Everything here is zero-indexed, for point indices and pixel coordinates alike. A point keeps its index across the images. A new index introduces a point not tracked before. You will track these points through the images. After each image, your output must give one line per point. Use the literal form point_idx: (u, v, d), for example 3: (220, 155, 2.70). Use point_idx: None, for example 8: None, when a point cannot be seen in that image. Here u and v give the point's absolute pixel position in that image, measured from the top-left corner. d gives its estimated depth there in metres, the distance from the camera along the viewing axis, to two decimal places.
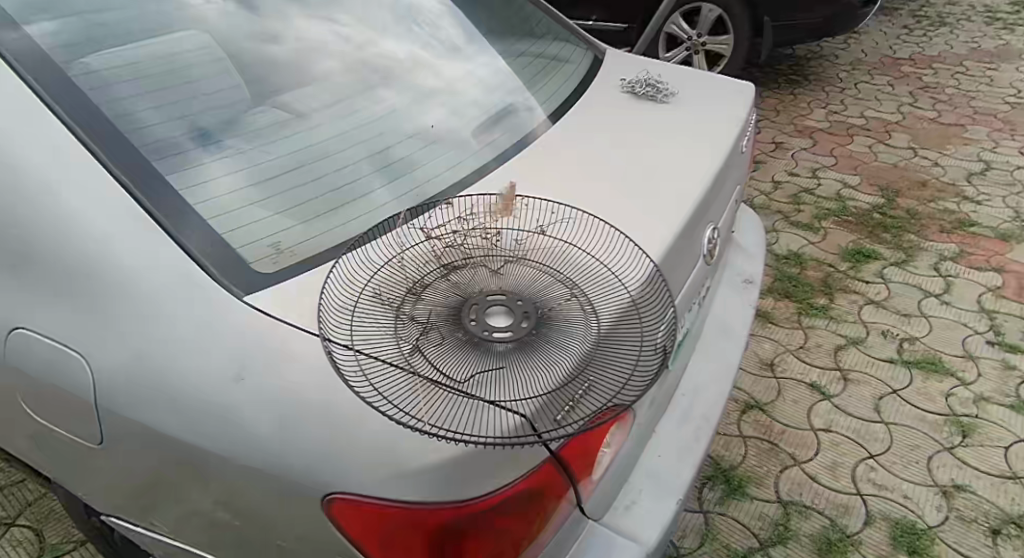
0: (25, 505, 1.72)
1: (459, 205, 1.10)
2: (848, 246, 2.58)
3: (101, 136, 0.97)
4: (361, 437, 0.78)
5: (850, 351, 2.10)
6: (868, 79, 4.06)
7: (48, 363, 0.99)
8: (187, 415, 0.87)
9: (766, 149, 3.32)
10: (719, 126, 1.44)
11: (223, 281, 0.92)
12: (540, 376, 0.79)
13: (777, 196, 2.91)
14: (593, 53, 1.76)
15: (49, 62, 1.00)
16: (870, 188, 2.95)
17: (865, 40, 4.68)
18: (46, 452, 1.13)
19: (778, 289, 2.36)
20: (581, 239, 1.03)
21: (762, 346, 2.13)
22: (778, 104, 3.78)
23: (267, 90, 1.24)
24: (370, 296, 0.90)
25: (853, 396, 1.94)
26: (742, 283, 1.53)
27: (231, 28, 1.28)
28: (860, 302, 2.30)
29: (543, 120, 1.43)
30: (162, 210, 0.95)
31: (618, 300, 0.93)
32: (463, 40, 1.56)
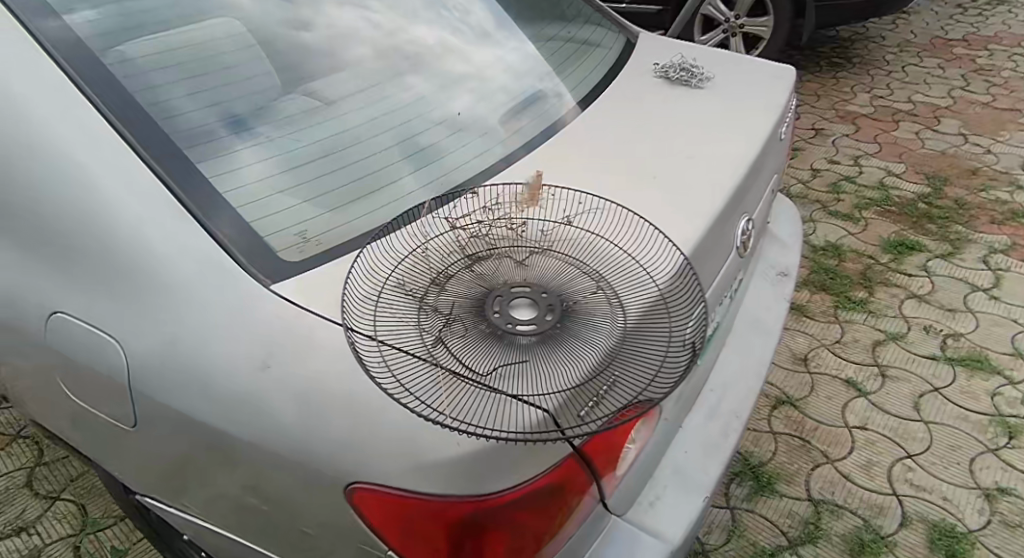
0: (69, 480, 1.79)
1: (484, 195, 1.09)
2: (890, 237, 2.48)
3: (134, 124, 0.98)
4: (384, 428, 0.78)
5: (890, 347, 2.03)
6: (917, 62, 3.88)
7: (84, 347, 1.01)
8: (215, 401, 0.89)
9: (806, 135, 3.21)
10: (756, 112, 1.39)
11: (251, 270, 0.93)
12: (564, 370, 0.78)
13: (816, 185, 2.82)
14: (626, 37, 1.71)
15: (85, 50, 1.02)
16: (915, 176, 2.83)
17: (915, 20, 4.47)
18: (84, 432, 1.17)
19: (815, 282, 2.29)
20: (608, 230, 1.01)
21: (796, 340, 2.07)
22: (819, 89, 3.64)
23: (299, 77, 1.23)
24: (394, 287, 0.90)
25: (891, 394, 1.88)
26: (776, 276, 1.48)
27: (264, 14, 1.27)
28: (902, 296, 2.22)
29: (572, 107, 1.40)
30: (193, 198, 0.96)
31: (646, 293, 0.90)
32: (493, 25, 1.53)
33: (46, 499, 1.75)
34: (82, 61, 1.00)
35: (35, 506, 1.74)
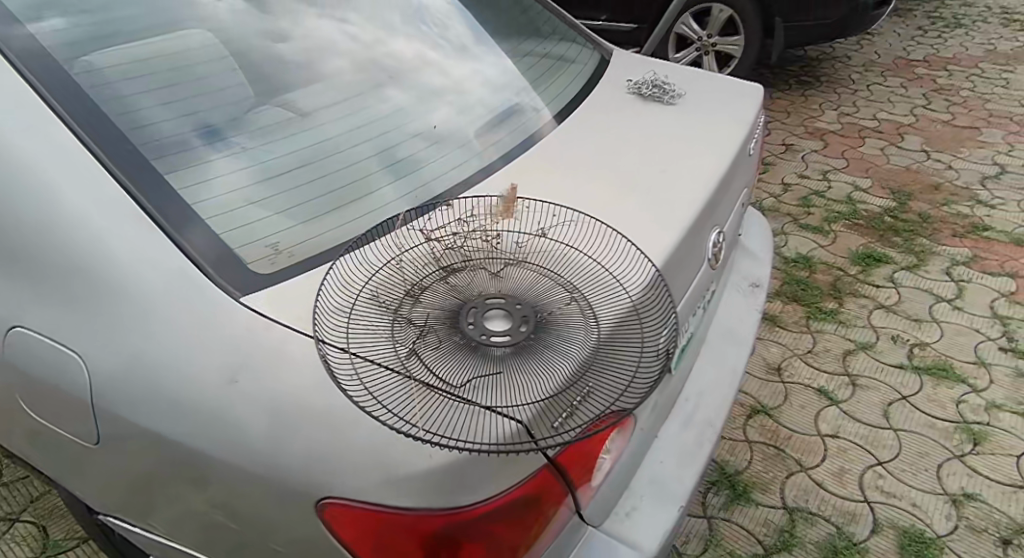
0: (29, 502, 1.73)
1: (459, 207, 1.09)
2: (858, 249, 2.54)
3: (101, 135, 0.97)
4: (356, 442, 0.77)
5: (860, 356, 2.07)
6: (881, 81, 4.01)
7: (47, 363, 0.99)
8: (181, 415, 0.87)
9: (776, 150, 3.28)
10: (726, 127, 1.42)
11: (221, 282, 0.91)
12: (537, 381, 0.78)
13: (787, 199, 2.88)
14: (600, 53, 1.74)
15: (50, 60, 1.00)
16: (881, 191, 2.91)
17: (878, 41, 4.63)
18: (44, 451, 1.13)
19: (787, 293, 2.33)
20: (582, 241, 1.02)
21: (769, 350, 2.11)
22: (789, 105, 3.74)
23: (273, 88, 1.23)
24: (367, 298, 0.90)
25: (861, 402, 1.91)
26: (748, 287, 1.50)
27: (239, 25, 1.27)
28: (870, 306, 2.27)
29: (548, 121, 1.41)
30: (161, 209, 0.94)
31: (619, 304, 0.91)
32: (471, 39, 1.55)
33: (4, 521, 1.69)
34: (47, 71, 0.98)
35: None
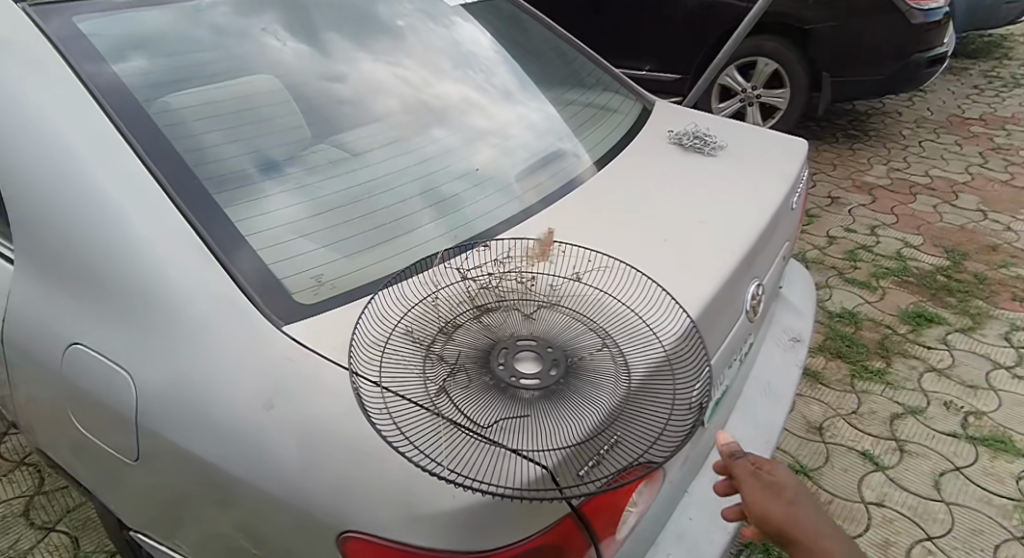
0: (65, 511, 1.79)
1: (496, 248, 1.11)
2: (908, 308, 2.45)
3: (168, 169, 1.04)
4: (382, 474, 0.78)
5: (908, 421, 1.97)
6: (934, 138, 3.93)
7: (97, 379, 1.03)
8: (217, 439, 0.89)
9: (822, 202, 3.22)
10: (768, 180, 1.41)
11: (265, 310, 0.95)
12: (565, 427, 0.77)
13: (831, 251, 2.81)
14: (642, 104, 1.77)
15: (131, 98, 1.09)
16: (933, 249, 2.82)
17: (932, 98, 4.55)
18: (87, 464, 1.18)
19: (830, 348, 2.25)
20: (617, 287, 1.02)
21: (810, 408, 2.02)
22: (836, 158, 3.69)
23: (327, 130, 1.29)
24: (402, 333, 0.91)
25: (910, 470, 1.81)
26: (789, 341, 1.46)
27: (301, 68, 1.36)
28: (920, 368, 2.17)
29: (589, 166, 1.44)
30: (217, 239, 1.00)
31: (651, 352, 0.90)
32: (516, 86, 1.61)
33: (40, 530, 1.74)
34: (126, 109, 1.07)
35: (28, 536, 1.72)
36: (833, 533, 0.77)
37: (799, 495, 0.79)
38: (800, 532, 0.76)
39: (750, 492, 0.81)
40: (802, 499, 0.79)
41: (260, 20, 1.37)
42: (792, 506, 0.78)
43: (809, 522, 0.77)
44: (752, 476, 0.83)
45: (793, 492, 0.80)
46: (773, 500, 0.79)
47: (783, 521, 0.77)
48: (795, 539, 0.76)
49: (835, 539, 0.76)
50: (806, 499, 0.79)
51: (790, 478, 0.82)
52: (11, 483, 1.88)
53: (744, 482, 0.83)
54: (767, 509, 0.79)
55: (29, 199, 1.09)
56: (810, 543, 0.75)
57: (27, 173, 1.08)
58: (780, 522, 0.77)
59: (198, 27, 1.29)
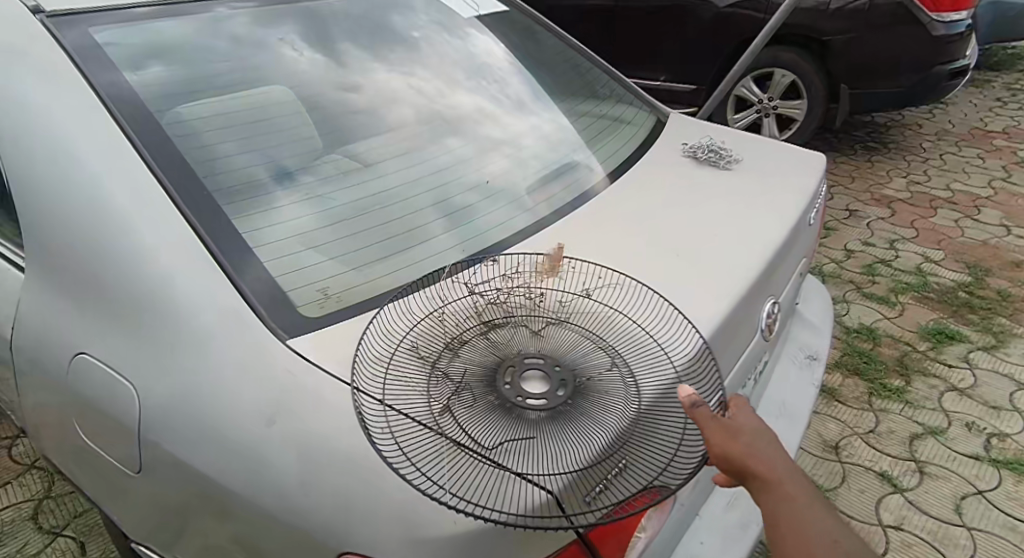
0: (73, 516, 1.79)
1: (505, 262, 1.09)
2: (928, 324, 2.39)
3: (177, 179, 1.03)
4: (381, 496, 0.77)
5: (928, 442, 1.92)
6: (955, 151, 3.86)
7: (101, 388, 1.03)
8: (219, 454, 0.88)
9: (839, 215, 3.17)
10: (785, 195, 1.39)
11: (270, 323, 0.94)
12: (572, 451, 0.75)
13: (849, 265, 2.76)
14: (657, 115, 1.75)
15: (142, 108, 1.09)
16: (954, 264, 2.76)
17: (953, 110, 4.48)
18: (91, 473, 1.17)
19: (847, 365, 2.20)
20: (628, 304, 1.00)
21: (826, 426, 1.98)
22: (854, 170, 3.63)
23: (340, 140, 1.29)
24: (407, 349, 0.90)
25: (930, 493, 1.76)
26: (805, 359, 1.43)
27: (316, 78, 1.36)
28: (941, 387, 2.11)
29: (602, 178, 1.42)
30: (223, 250, 0.99)
31: (662, 374, 0.87)
32: (529, 97, 1.60)
33: (48, 534, 1.75)
34: (137, 118, 1.07)
35: (36, 541, 1.73)
36: (793, 472, 0.67)
37: (759, 432, 0.69)
38: (759, 469, 0.65)
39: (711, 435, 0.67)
40: (762, 437, 0.69)
41: (278, 32, 1.38)
42: (751, 442, 0.68)
43: (769, 459, 0.67)
44: (712, 419, 0.69)
45: (750, 434, 0.68)
46: (731, 437, 0.67)
47: (742, 458, 0.66)
48: (753, 477, 0.66)
49: (795, 477, 0.66)
50: (767, 437, 0.70)
51: (749, 417, 0.72)
52: (21, 487, 1.89)
53: (699, 421, 0.69)
54: (728, 452, 0.66)
55: (40, 207, 1.09)
56: (770, 481, 0.65)
57: (38, 181, 1.08)
58: (738, 459, 0.66)
59: (216, 37, 1.30)
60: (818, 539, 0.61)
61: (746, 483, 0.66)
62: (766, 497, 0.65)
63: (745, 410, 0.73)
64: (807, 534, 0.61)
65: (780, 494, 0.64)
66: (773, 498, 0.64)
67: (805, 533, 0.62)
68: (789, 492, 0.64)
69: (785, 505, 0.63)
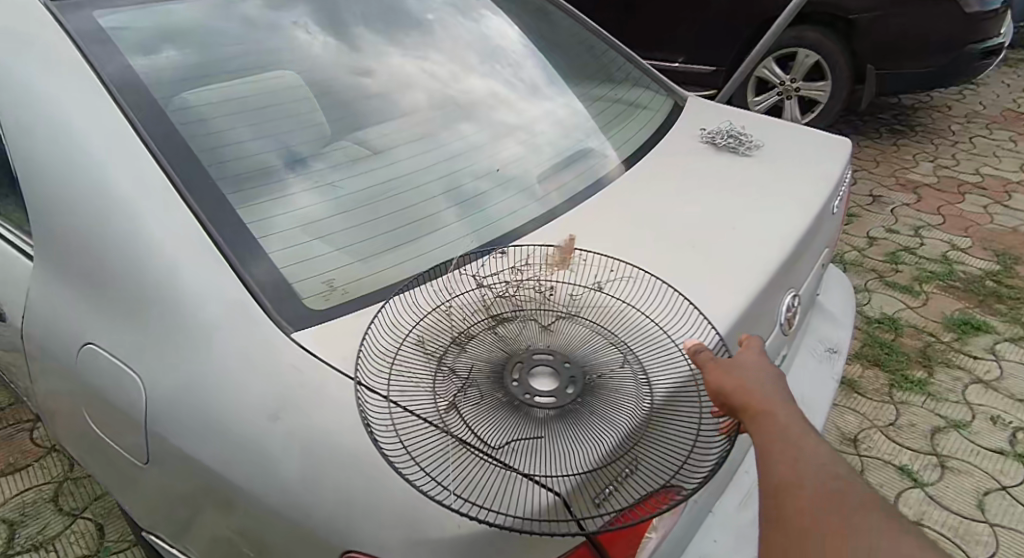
0: (91, 499, 1.81)
1: (514, 254, 1.06)
2: (954, 314, 2.33)
3: (181, 167, 1.01)
4: (384, 496, 0.76)
5: (951, 435, 1.87)
6: (985, 134, 3.73)
7: (108, 378, 1.02)
8: (224, 447, 0.88)
9: (862, 201, 3.09)
10: (807, 183, 1.34)
11: (275, 316, 0.92)
12: (582, 451, 0.73)
13: (871, 253, 2.69)
14: (674, 100, 1.69)
15: (147, 94, 1.07)
16: (981, 252, 2.68)
17: (985, 92, 4.34)
18: (101, 462, 1.17)
19: (868, 356, 2.15)
20: (640, 298, 0.97)
21: (845, 419, 1.93)
22: (878, 154, 3.53)
23: (350, 127, 1.26)
24: (413, 343, 0.88)
25: (951, 488, 1.72)
26: (825, 353, 1.39)
27: (328, 62, 1.33)
28: (965, 380, 2.06)
29: (617, 165, 1.38)
30: (228, 240, 0.97)
31: (676, 371, 0.84)
32: (544, 81, 1.56)
33: (67, 515, 1.77)
34: (142, 104, 1.05)
35: (56, 522, 1.75)
36: (797, 416, 0.63)
37: (768, 377, 0.69)
38: (751, 402, 0.65)
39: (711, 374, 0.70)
40: (769, 381, 0.68)
41: (291, 14, 1.35)
42: (750, 382, 0.67)
43: (769, 398, 0.65)
44: (718, 365, 0.72)
45: (756, 378, 0.68)
46: (730, 375, 0.69)
47: (735, 395, 0.66)
48: (746, 412, 0.64)
49: (797, 419, 0.63)
50: (776, 384, 0.68)
51: (763, 365, 0.71)
52: (42, 469, 1.92)
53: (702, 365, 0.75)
54: (724, 387, 0.68)
55: (46, 195, 1.08)
56: (762, 414, 0.63)
57: (45, 169, 1.07)
58: (733, 396, 0.66)
59: (227, 19, 1.27)
60: (810, 470, 0.56)
61: (741, 421, 0.65)
62: (756, 428, 0.62)
63: (761, 359, 0.73)
64: (797, 464, 0.56)
65: (770, 423, 0.61)
66: (762, 428, 0.61)
67: (794, 462, 0.57)
68: (783, 425, 0.61)
69: (775, 435, 0.60)
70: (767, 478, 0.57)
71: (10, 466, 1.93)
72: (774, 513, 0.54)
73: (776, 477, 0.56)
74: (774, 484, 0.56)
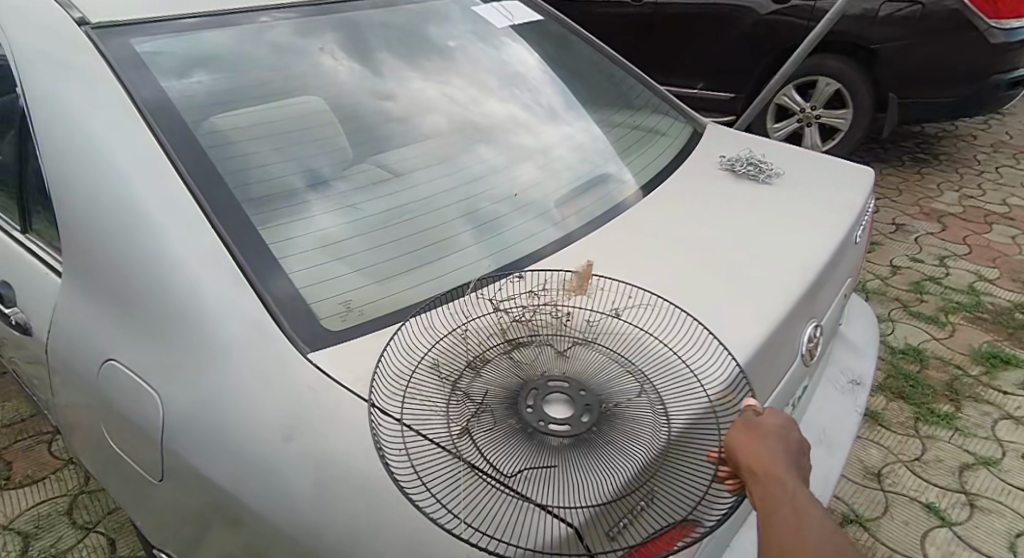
0: (105, 513, 1.82)
1: (531, 279, 1.06)
2: (981, 347, 2.27)
3: (207, 188, 1.03)
4: (394, 522, 0.75)
5: (979, 473, 1.81)
6: (1012, 164, 3.68)
7: (127, 393, 1.04)
8: (237, 466, 0.87)
9: (885, 229, 3.04)
10: (829, 212, 1.32)
11: (293, 336, 0.93)
12: (596, 482, 0.71)
13: (895, 282, 2.64)
14: (693, 126, 1.69)
15: (177, 116, 1.10)
16: (1009, 283, 2.62)
17: (1011, 121, 4.29)
18: (116, 476, 1.18)
19: (892, 388, 2.10)
20: (658, 326, 0.95)
21: (868, 452, 1.88)
22: (901, 183, 3.49)
23: (372, 150, 1.28)
24: (428, 366, 0.88)
25: (981, 528, 1.66)
26: (848, 384, 1.36)
27: (352, 87, 1.36)
28: (994, 415, 2.00)
29: (635, 191, 1.37)
30: (249, 260, 0.98)
31: (694, 402, 0.83)
32: (563, 106, 1.57)
33: (80, 529, 1.78)
34: (171, 127, 1.08)
35: (69, 536, 1.76)
36: (804, 484, 0.63)
37: (781, 436, 0.68)
38: (760, 464, 0.64)
39: (728, 430, 0.71)
40: (781, 442, 0.67)
41: (318, 40, 1.39)
42: (761, 442, 0.67)
43: (776, 461, 0.64)
44: (735, 419, 0.72)
45: (771, 437, 0.68)
46: (745, 433, 0.69)
47: (743, 454, 0.66)
48: (752, 473, 0.64)
49: (805, 488, 0.62)
50: (789, 446, 0.67)
51: (781, 423, 0.70)
52: (58, 481, 1.93)
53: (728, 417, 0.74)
54: (735, 443, 0.68)
55: (76, 212, 1.11)
56: (766, 476, 0.62)
57: (75, 188, 1.10)
58: (741, 456, 0.66)
59: (256, 45, 1.31)
60: (813, 538, 0.56)
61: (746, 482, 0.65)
62: (759, 492, 0.62)
63: (779, 417, 0.72)
64: (802, 532, 0.56)
65: (778, 487, 0.61)
66: (764, 491, 0.61)
67: (796, 529, 0.57)
68: (788, 490, 0.60)
69: (779, 500, 0.59)
70: (769, 543, 0.57)
71: (27, 478, 1.95)
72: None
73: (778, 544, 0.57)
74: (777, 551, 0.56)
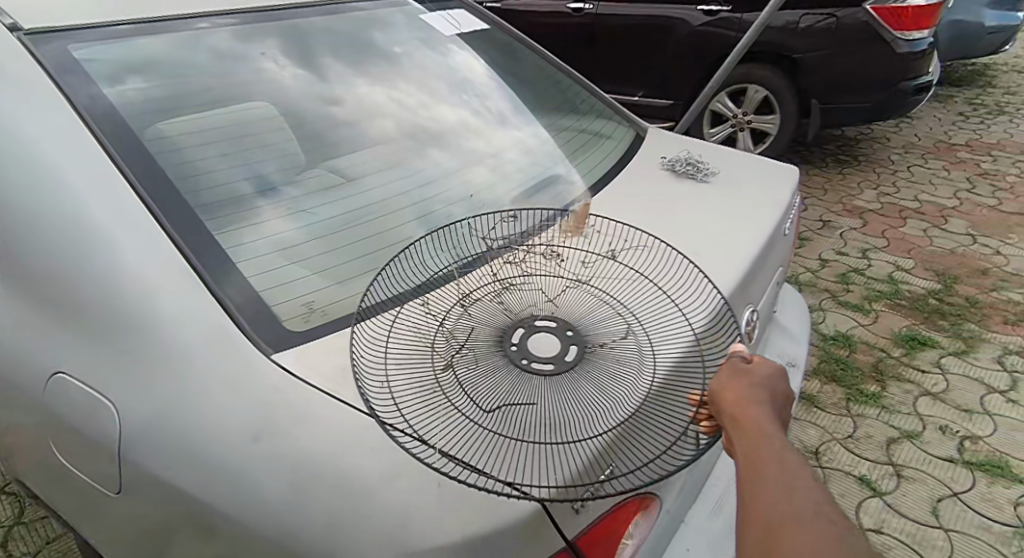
0: (45, 543, 1.73)
1: (529, 223, 1.21)
2: (902, 331, 2.46)
3: (158, 194, 1.03)
4: (369, 505, 0.78)
5: (905, 446, 1.95)
6: (921, 163, 3.98)
7: (79, 407, 1.01)
8: (203, 471, 0.88)
9: (813, 226, 3.24)
10: (763, 206, 1.42)
11: (255, 338, 0.93)
12: (574, 415, 0.77)
13: (824, 275, 2.82)
14: (636, 130, 1.78)
15: (122, 124, 1.09)
16: (923, 272, 2.84)
17: (919, 124, 4.64)
18: (66, 494, 1.14)
19: (825, 372, 2.25)
20: (650, 267, 1.09)
21: (806, 433, 2.01)
22: (826, 183, 3.72)
23: (323, 156, 1.30)
24: (419, 306, 0.97)
25: (908, 496, 1.79)
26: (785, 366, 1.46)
27: (298, 92, 1.37)
28: (915, 393, 2.16)
29: (583, 191, 1.44)
30: (206, 264, 0.99)
31: (678, 333, 0.94)
32: (510, 111, 1.62)
33: None
34: (117, 134, 1.07)
35: None
36: (782, 432, 0.67)
37: (767, 386, 0.73)
38: (743, 416, 0.68)
39: (717, 375, 0.76)
40: (766, 391, 0.72)
41: (261, 46, 1.39)
42: (745, 391, 0.71)
43: (758, 412, 0.68)
44: (727, 367, 0.77)
45: (755, 385, 0.72)
46: (734, 379, 0.74)
47: (726, 401, 0.71)
48: (733, 420, 0.69)
49: (783, 438, 0.65)
50: (774, 396, 0.72)
51: (769, 374, 0.75)
52: None
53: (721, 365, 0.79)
54: (723, 388, 0.73)
55: (16, 224, 1.07)
56: (745, 423, 0.67)
57: (14, 199, 1.06)
58: (724, 403, 0.71)
59: (198, 50, 1.30)
60: (784, 482, 0.59)
61: (725, 426, 0.70)
62: (738, 435, 0.66)
63: (769, 366, 0.77)
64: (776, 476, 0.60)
65: (755, 434, 0.65)
66: (742, 434, 0.66)
67: (773, 476, 0.60)
68: (765, 436, 0.65)
69: (756, 448, 0.63)
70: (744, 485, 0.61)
71: None
72: (753, 539, 0.55)
73: (754, 490, 0.60)
74: (749, 499, 0.59)
